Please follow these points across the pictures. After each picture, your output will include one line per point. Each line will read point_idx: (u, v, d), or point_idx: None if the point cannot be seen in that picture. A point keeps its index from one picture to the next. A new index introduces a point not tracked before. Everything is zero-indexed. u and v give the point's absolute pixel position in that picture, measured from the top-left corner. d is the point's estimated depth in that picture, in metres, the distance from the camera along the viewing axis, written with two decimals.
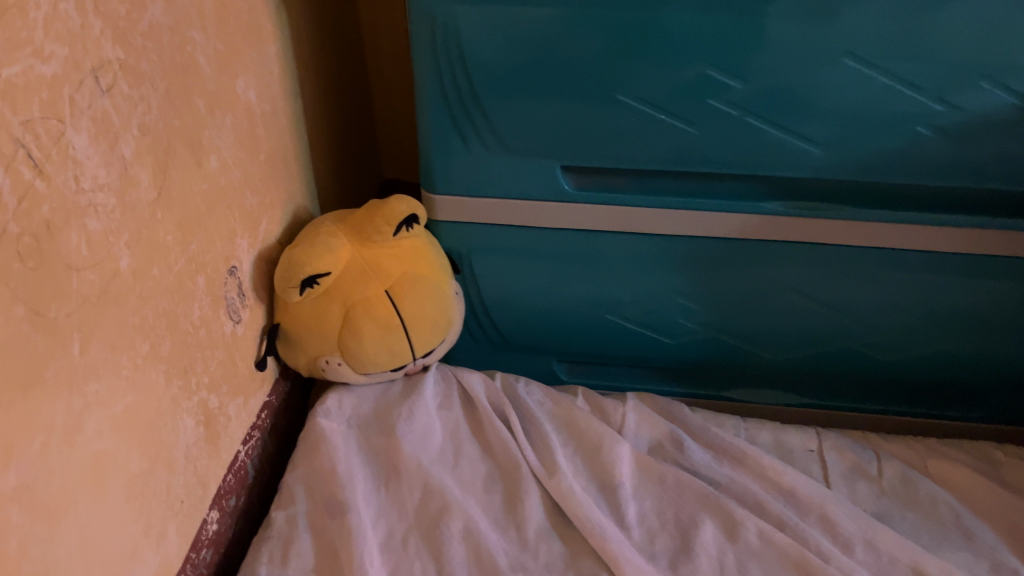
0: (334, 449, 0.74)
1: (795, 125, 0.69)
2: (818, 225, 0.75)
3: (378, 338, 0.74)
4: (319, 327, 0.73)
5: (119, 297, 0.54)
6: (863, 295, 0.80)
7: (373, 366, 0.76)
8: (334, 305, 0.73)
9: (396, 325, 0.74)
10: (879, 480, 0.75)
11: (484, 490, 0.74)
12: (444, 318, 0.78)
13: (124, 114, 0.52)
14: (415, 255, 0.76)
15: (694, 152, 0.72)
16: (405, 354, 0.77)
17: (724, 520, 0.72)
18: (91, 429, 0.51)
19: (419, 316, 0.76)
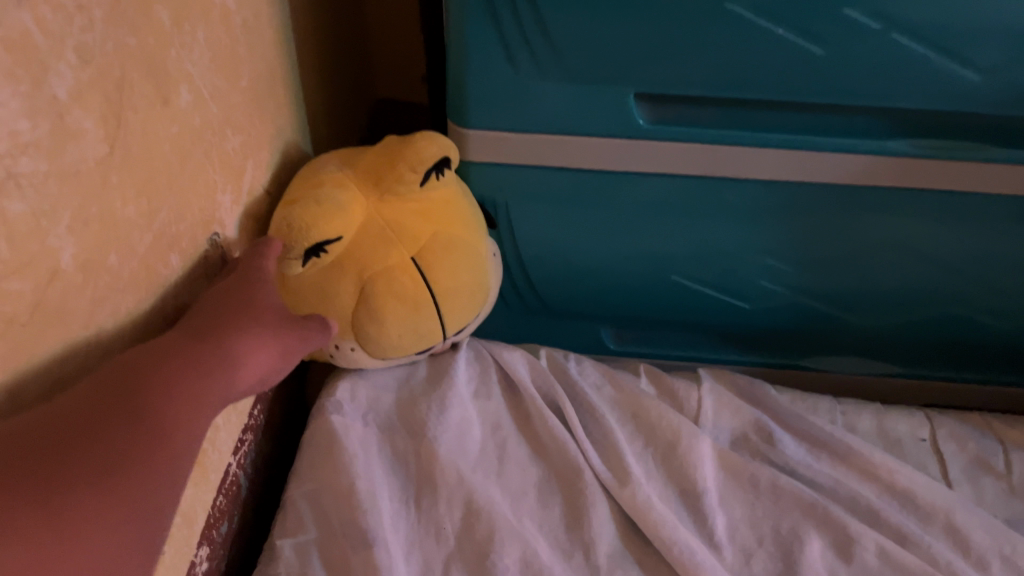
0: (352, 457, 0.58)
1: (953, 45, 0.53)
2: (953, 170, 0.60)
3: (404, 318, 0.58)
4: (327, 306, 0.56)
5: (61, 311, 0.37)
6: (992, 252, 0.65)
7: (395, 350, 0.60)
8: (348, 279, 0.56)
9: (426, 302, 0.58)
10: (1008, 477, 0.64)
11: (539, 502, 0.60)
12: (479, 290, 0.62)
13: (55, 37, 0.34)
14: (446, 212, 0.60)
15: (814, 78, 0.56)
16: (435, 334, 0.61)
17: (835, 534, 0.59)
18: None
19: (453, 289, 0.60)
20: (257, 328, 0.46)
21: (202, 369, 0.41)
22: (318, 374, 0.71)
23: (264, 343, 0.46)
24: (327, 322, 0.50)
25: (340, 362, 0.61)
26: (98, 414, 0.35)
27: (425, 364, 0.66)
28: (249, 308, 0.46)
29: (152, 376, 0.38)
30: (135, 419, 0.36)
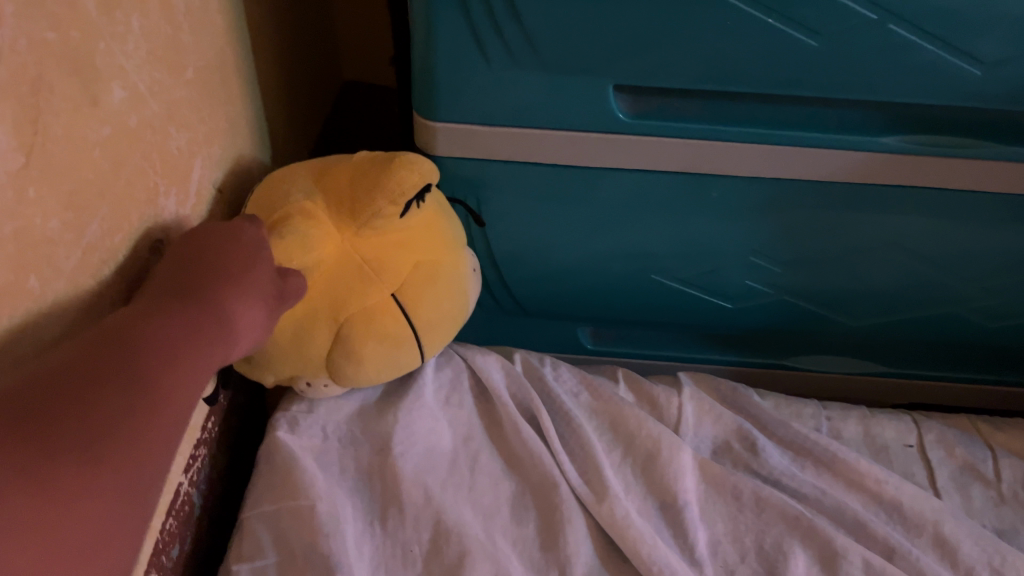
0: (310, 475, 0.54)
1: (954, 36, 0.50)
2: (948, 167, 0.57)
3: (385, 355, 0.55)
4: (298, 347, 0.53)
5: None
6: (985, 252, 0.63)
7: (372, 382, 0.57)
8: (320, 318, 0.52)
9: (407, 338, 0.55)
10: (997, 485, 0.62)
11: (512, 518, 0.57)
12: (457, 313, 0.59)
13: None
14: (429, 232, 0.55)
15: (804, 71, 0.52)
16: (414, 361, 0.57)
17: (822, 548, 0.57)
18: None
19: (433, 319, 0.57)
20: (252, 284, 0.45)
21: (194, 330, 0.40)
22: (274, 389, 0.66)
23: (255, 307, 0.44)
24: (298, 275, 0.48)
25: (306, 393, 0.57)
26: (81, 379, 0.34)
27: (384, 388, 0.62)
28: (243, 269, 0.45)
29: (138, 345, 0.37)
30: (128, 390, 0.35)
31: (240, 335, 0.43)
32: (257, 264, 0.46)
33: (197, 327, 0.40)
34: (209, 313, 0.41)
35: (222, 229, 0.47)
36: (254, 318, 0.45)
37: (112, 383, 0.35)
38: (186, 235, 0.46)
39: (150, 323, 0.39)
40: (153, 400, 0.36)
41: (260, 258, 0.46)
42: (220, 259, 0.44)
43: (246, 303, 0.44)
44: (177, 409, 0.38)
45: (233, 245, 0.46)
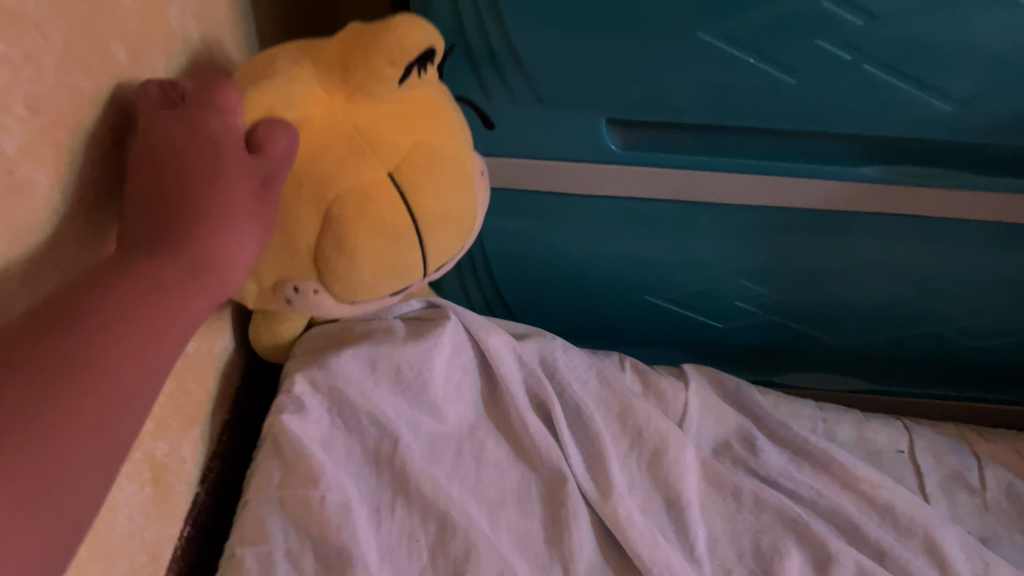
0: (320, 462, 0.53)
1: (925, 74, 0.53)
2: (927, 197, 0.60)
3: (381, 247, 0.43)
4: (284, 239, 0.43)
5: None
6: (966, 275, 0.65)
7: (365, 285, 0.45)
8: (310, 201, 0.42)
9: (406, 230, 0.44)
10: (982, 493, 0.65)
11: (516, 507, 0.59)
12: (473, 212, 0.49)
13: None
14: (437, 112, 0.46)
15: (786, 106, 0.55)
16: (416, 267, 0.46)
17: (815, 550, 0.59)
18: None
19: (439, 216, 0.45)
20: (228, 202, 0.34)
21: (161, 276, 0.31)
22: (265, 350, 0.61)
23: (233, 246, 0.34)
24: (284, 130, 0.38)
25: (296, 304, 0.47)
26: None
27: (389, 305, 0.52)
28: (218, 190, 0.34)
29: (81, 309, 0.29)
30: (62, 375, 0.27)
31: (227, 264, 0.34)
32: (234, 176, 0.35)
33: (166, 268, 0.32)
34: (176, 260, 0.32)
35: (189, 123, 0.35)
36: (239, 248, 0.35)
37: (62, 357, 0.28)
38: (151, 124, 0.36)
39: (109, 273, 0.31)
40: (118, 360, 0.29)
41: (233, 166, 0.35)
42: (190, 167, 0.34)
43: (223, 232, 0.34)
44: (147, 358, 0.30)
45: (192, 158, 0.34)
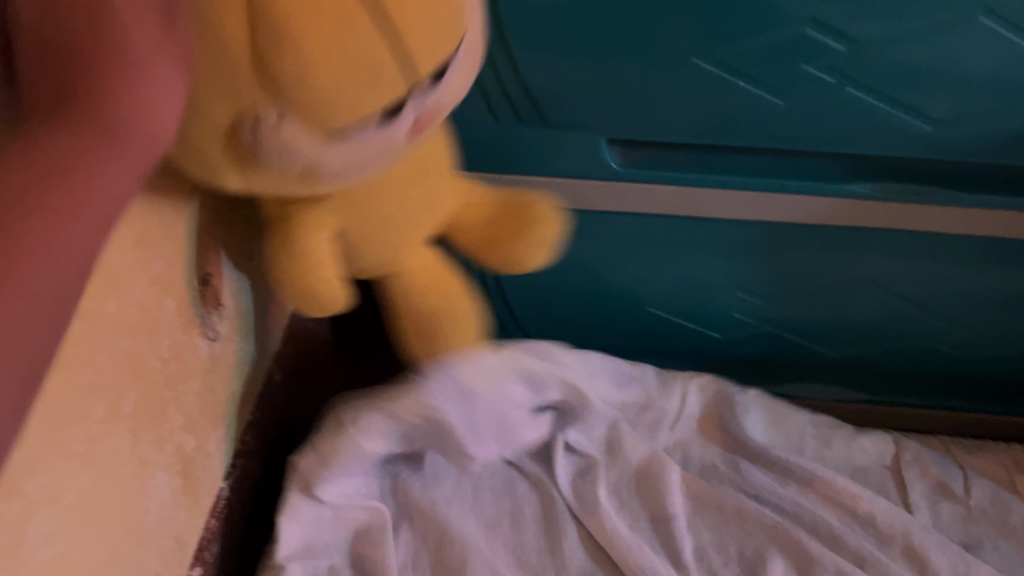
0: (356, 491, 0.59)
1: (905, 96, 0.56)
2: (913, 212, 0.63)
3: (360, 93, 0.35)
4: (227, 100, 0.34)
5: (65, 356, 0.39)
6: (953, 290, 0.68)
7: (335, 117, 0.35)
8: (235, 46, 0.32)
9: (372, 44, 0.34)
10: (967, 502, 0.67)
11: (511, 527, 0.62)
12: (458, 33, 0.38)
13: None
14: None
15: (776, 126, 0.59)
16: (397, 89, 0.36)
17: (798, 555, 0.62)
18: (38, 533, 0.39)
19: (414, 25, 0.35)
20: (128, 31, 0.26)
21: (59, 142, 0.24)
22: (303, 286, 0.45)
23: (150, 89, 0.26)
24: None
25: (268, 167, 0.37)
26: None
27: (375, 150, 0.39)
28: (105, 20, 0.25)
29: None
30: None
31: (152, 114, 0.26)
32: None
33: (75, 129, 0.24)
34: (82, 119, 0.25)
35: None
36: (155, 99, 0.26)
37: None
38: None
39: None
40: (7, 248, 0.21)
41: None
42: None
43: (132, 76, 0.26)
44: (58, 234, 0.23)
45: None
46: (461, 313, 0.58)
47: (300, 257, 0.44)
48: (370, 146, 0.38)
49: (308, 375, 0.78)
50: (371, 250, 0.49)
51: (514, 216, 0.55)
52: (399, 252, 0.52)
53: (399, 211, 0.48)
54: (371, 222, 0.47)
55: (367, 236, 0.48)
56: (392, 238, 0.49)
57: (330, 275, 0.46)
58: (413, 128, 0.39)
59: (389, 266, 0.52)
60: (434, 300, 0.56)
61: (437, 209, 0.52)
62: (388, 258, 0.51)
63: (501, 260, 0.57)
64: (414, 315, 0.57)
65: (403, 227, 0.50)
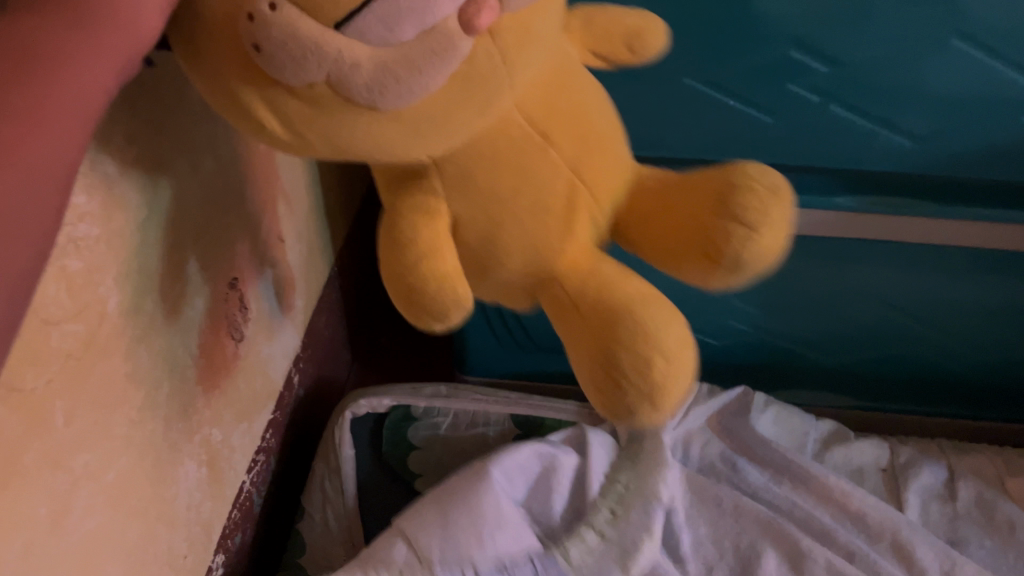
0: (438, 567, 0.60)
1: (887, 114, 0.60)
2: (909, 224, 0.66)
3: None
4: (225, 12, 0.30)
5: (106, 346, 0.44)
6: (942, 298, 0.71)
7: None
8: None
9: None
10: (954, 503, 0.70)
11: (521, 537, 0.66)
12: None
13: (110, 119, 0.40)
14: None
15: (767, 142, 0.63)
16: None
17: (789, 548, 0.66)
18: (82, 506, 0.43)
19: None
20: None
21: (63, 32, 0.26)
22: (417, 275, 0.36)
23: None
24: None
25: (290, 85, 0.30)
26: None
27: (416, 37, 0.29)
28: None
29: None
30: None
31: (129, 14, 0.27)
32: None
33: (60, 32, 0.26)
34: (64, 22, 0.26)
35: None
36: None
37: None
38: None
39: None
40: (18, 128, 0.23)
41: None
42: None
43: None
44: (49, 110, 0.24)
45: None
46: (666, 336, 0.35)
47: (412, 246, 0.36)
48: (406, 32, 0.29)
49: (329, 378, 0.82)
50: (506, 241, 0.38)
51: (718, 204, 0.36)
52: (553, 252, 0.38)
53: (523, 189, 0.37)
54: (493, 203, 0.37)
55: (496, 220, 0.38)
56: (521, 223, 0.37)
57: (447, 259, 0.36)
58: (468, 13, 0.30)
59: (552, 269, 0.38)
60: (601, 322, 0.36)
61: (585, 185, 0.38)
62: (528, 251, 0.38)
63: (691, 247, 0.37)
64: (592, 358, 0.36)
65: (542, 215, 0.37)
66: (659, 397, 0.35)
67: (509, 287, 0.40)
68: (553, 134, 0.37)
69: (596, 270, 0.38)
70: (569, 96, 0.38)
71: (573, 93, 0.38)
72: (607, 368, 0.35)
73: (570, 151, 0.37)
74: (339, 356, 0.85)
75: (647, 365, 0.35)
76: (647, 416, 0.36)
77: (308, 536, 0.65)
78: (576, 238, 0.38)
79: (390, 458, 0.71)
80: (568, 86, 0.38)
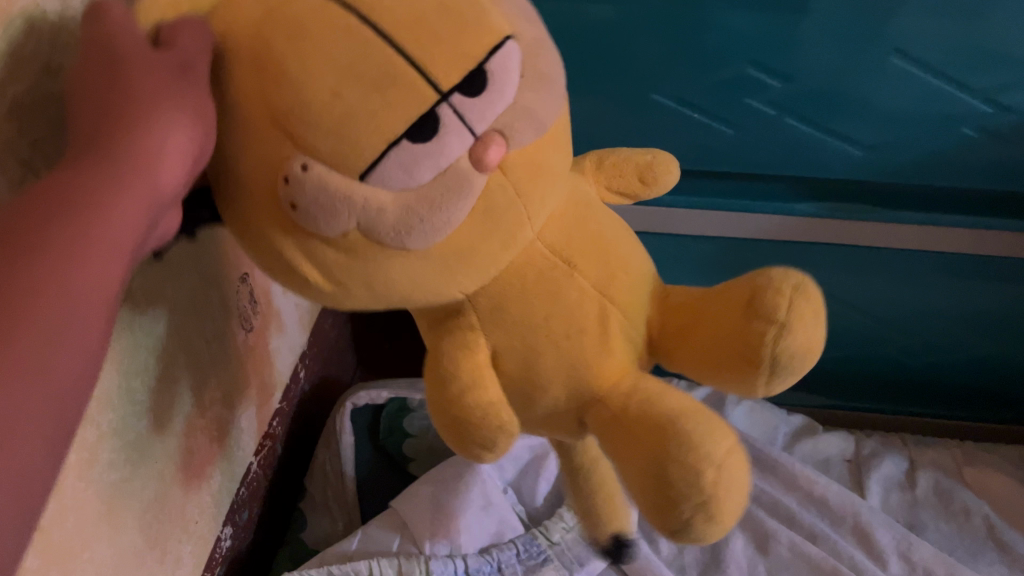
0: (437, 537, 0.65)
1: (836, 126, 0.67)
2: (854, 230, 0.73)
3: (362, 125, 0.26)
4: (259, 170, 0.28)
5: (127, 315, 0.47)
6: (895, 300, 0.78)
7: (356, 140, 0.26)
8: (251, 112, 0.27)
9: (379, 55, 0.26)
10: (913, 490, 0.74)
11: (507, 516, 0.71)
12: (502, 37, 0.28)
13: None
14: None
15: (728, 151, 0.70)
16: (425, 94, 0.26)
17: (755, 532, 0.71)
18: (107, 460, 0.46)
19: (421, 21, 0.26)
20: (137, 85, 0.25)
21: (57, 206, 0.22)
22: (463, 409, 0.32)
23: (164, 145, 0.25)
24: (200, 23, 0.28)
25: (323, 237, 0.28)
26: None
27: (433, 178, 0.27)
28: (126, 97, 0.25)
29: None
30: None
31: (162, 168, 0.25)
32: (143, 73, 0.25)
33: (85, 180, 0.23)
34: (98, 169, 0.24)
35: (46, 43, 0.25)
36: (167, 142, 0.25)
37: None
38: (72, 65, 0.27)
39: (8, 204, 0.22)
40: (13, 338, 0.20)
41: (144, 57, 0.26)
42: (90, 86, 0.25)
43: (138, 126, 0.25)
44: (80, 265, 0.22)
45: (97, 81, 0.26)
46: (709, 444, 0.30)
47: (455, 384, 0.33)
48: (423, 174, 0.27)
49: (335, 378, 0.88)
50: (546, 369, 0.33)
51: (749, 307, 0.31)
52: (587, 378, 0.33)
53: (555, 318, 0.33)
54: (527, 338, 0.33)
55: (531, 354, 0.33)
56: (559, 350, 0.33)
57: (490, 394, 0.33)
58: (479, 146, 0.27)
59: (590, 393, 0.34)
60: (645, 435, 0.31)
61: (618, 306, 0.34)
62: (569, 381, 0.33)
63: (733, 355, 0.31)
64: (641, 472, 0.31)
65: (575, 339, 0.33)
66: (717, 510, 0.30)
67: (551, 419, 0.35)
68: (577, 260, 0.33)
69: (639, 389, 0.33)
70: (591, 221, 0.34)
71: (594, 217, 0.35)
72: (655, 486, 0.31)
73: (596, 276, 0.34)
74: (345, 358, 0.91)
75: (699, 479, 0.30)
76: (709, 531, 0.31)
77: (308, 515, 0.70)
78: (614, 360, 0.34)
79: (388, 446, 0.76)
80: (586, 209, 0.35)
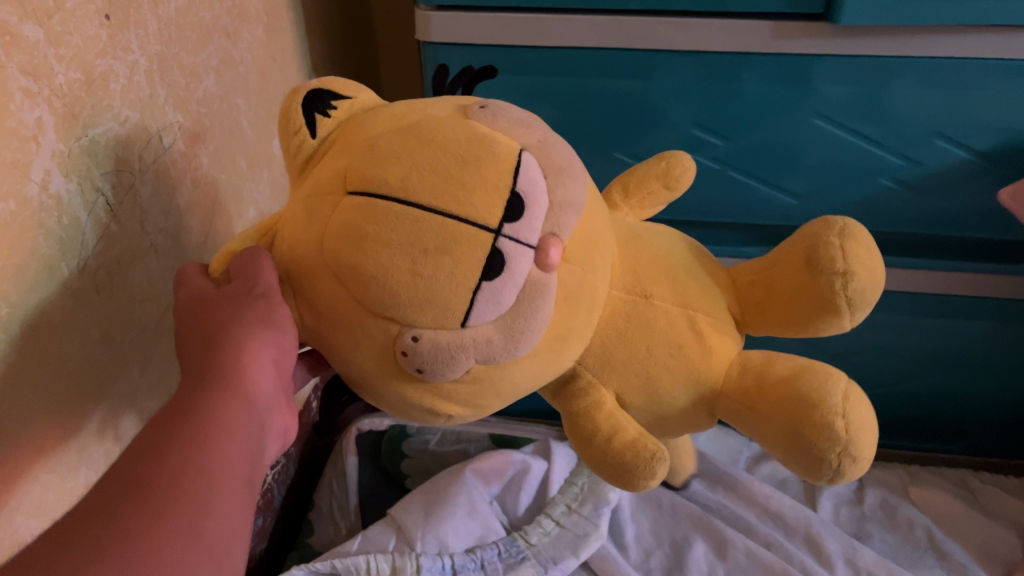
0: (429, 535, 0.73)
1: (775, 180, 0.78)
2: None
3: (446, 287, 0.36)
4: (379, 348, 0.39)
5: (157, 329, 0.58)
6: (843, 336, 0.87)
7: (444, 299, 0.37)
8: (346, 306, 0.38)
9: (436, 227, 0.36)
10: (862, 506, 0.83)
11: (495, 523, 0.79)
12: (512, 162, 0.38)
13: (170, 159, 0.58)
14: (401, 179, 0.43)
15: (686, 201, 0.82)
16: (482, 238, 0.37)
17: (715, 539, 0.79)
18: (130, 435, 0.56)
19: (452, 182, 0.37)
20: (223, 324, 0.39)
21: (166, 419, 0.35)
22: (618, 451, 0.43)
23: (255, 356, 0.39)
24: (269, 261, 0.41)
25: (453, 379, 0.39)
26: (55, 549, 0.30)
27: (517, 295, 0.38)
28: (219, 334, 0.39)
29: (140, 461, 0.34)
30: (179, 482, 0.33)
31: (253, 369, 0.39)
32: (224, 316, 0.40)
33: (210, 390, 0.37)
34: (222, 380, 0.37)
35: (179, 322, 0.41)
36: (255, 356, 0.39)
37: (57, 538, 0.31)
38: (186, 316, 0.41)
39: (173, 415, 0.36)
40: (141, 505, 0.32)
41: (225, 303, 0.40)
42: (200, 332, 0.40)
43: (232, 346, 0.39)
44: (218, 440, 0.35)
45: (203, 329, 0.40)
46: (825, 397, 0.42)
47: (604, 433, 0.44)
48: (508, 297, 0.37)
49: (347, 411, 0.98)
50: (666, 384, 0.45)
51: (812, 268, 0.44)
52: (701, 378, 0.45)
53: (655, 343, 0.45)
54: (643, 369, 0.45)
55: (650, 377, 0.45)
56: (672, 367, 0.45)
57: (634, 434, 0.43)
58: (540, 254, 0.38)
59: (710, 388, 0.46)
60: (782, 409, 0.43)
61: (702, 313, 0.46)
62: (690, 384, 0.45)
63: (817, 307, 0.44)
64: (786, 438, 0.43)
65: (681, 352, 0.45)
66: (855, 449, 0.41)
67: (686, 417, 0.47)
68: (651, 289, 0.45)
69: (745, 377, 0.45)
70: (649, 253, 0.47)
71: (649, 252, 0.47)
72: (800, 446, 0.42)
73: (675, 297, 0.45)
74: None
75: (833, 433, 0.41)
76: (856, 470, 0.42)
77: (316, 523, 0.79)
78: (717, 357, 0.45)
79: (387, 464, 0.85)
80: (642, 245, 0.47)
